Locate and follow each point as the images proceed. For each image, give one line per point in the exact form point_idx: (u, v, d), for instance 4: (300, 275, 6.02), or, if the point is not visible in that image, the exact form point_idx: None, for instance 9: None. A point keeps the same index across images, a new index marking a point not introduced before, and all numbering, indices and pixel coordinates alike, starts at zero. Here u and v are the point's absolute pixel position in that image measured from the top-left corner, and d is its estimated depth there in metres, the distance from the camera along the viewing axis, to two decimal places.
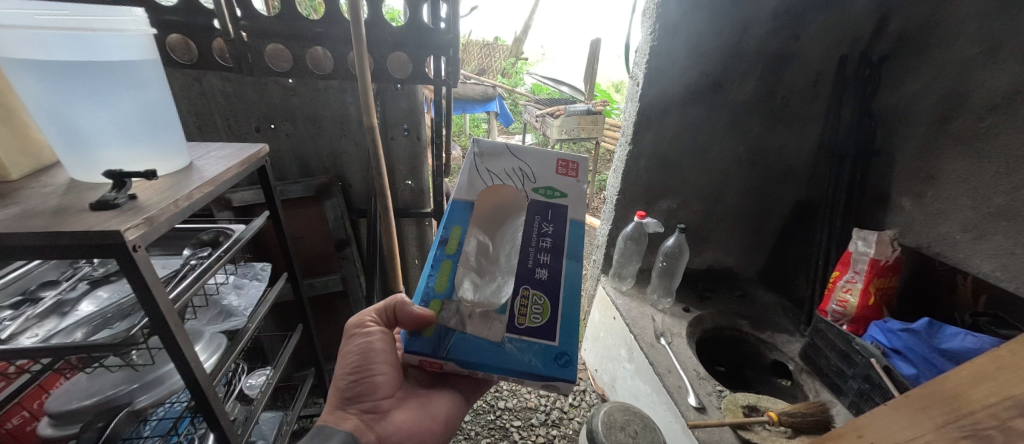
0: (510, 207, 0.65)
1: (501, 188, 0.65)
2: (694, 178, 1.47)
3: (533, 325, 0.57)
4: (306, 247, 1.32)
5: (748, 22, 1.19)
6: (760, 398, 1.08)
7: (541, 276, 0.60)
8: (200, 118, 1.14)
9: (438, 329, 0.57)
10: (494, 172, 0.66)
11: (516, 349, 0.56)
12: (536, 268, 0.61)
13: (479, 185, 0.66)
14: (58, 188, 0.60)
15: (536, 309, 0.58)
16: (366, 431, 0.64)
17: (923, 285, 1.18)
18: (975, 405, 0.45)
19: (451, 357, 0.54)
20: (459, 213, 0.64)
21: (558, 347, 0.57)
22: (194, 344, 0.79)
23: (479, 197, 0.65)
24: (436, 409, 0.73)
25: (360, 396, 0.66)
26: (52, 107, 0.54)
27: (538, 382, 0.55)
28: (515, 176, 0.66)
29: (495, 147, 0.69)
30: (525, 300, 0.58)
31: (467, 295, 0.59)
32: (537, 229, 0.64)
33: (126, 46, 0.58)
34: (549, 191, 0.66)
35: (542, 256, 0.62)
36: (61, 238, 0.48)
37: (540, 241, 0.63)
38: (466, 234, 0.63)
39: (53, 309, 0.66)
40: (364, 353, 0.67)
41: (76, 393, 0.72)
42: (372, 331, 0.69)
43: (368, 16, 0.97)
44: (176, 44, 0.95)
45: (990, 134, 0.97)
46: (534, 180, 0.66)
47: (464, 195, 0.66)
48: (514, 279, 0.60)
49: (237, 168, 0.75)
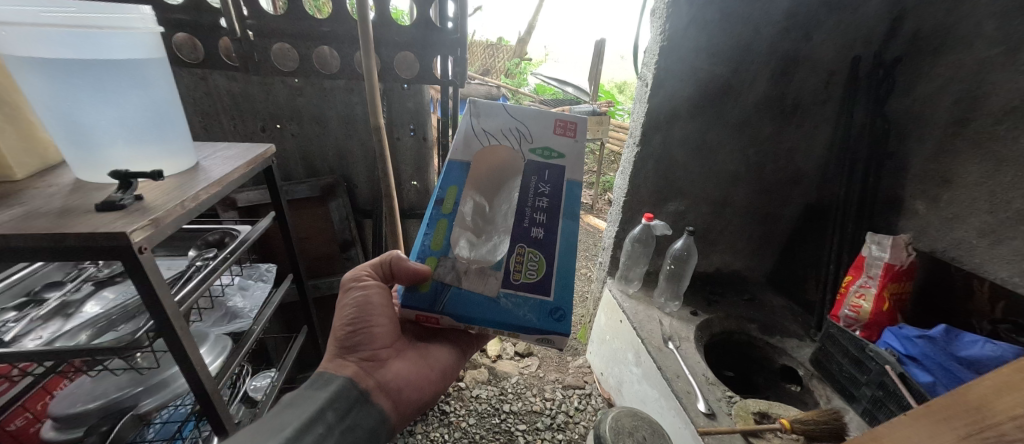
0: (506, 168, 0.62)
1: (497, 149, 0.62)
2: (702, 181, 1.45)
3: (528, 280, 0.58)
4: (311, 247, 1.31)
5: (760, 22, 1.18)
6: (771, 405, 1.06)
7: (537, 235, 0.59)
8: (206, 117, 1.13)
9: (434, 284, 0.58)
10: (490, 133, 0.62)
11: (511, 304, 0.57)
12: (531, 227, 0.60)
13: (475, 146, 0.62)
14: (64, 188, 0.59)
15: (531, 266, 0.58)
16: (364, 377, 0.62)
17: (936, 288, 1.16)
18: (1002, 415, 0.43)
19: (447, 311, 0.56)
20: (455, 174, 0.61)
21: (552, 302, 0.58)
22: (199, 346, 0.77)
23: (475, 158, 0.62)
24: (433, 360, 0.73)
25: (358, 345, 0.65)
26: (58, 106, 0.54)
27: (533, 336, 0.57)
28: (513, 136, 0.62)
29: (492, 107, 0.63)
30: (520, 257, 0.58)
31: (463, 253, 0.59)
32: (534, 189, 0.61)
33: (132, 44, 0.57)
34: (547, 152, 0.62)
35: (537, 216, 0.60)
36: (66, 240, 0.47)
37: (537, 201, 0.61)
38: (462, 194, 0.61)
39: (57, 310, 0.65)
40: (362, 306, 0.66)
41: (80, 396, 0.71)
42: (368, 284, 0.68)
43: (376, 16, 0.96)
44: (183, 43, 0.95)
45: (1010, 137, 0.95)
46: (531, 140, 0.62)
47: (461, 156, 0.62)
48: (510, 238, 0.59)
49: (243, 169, 0.73)
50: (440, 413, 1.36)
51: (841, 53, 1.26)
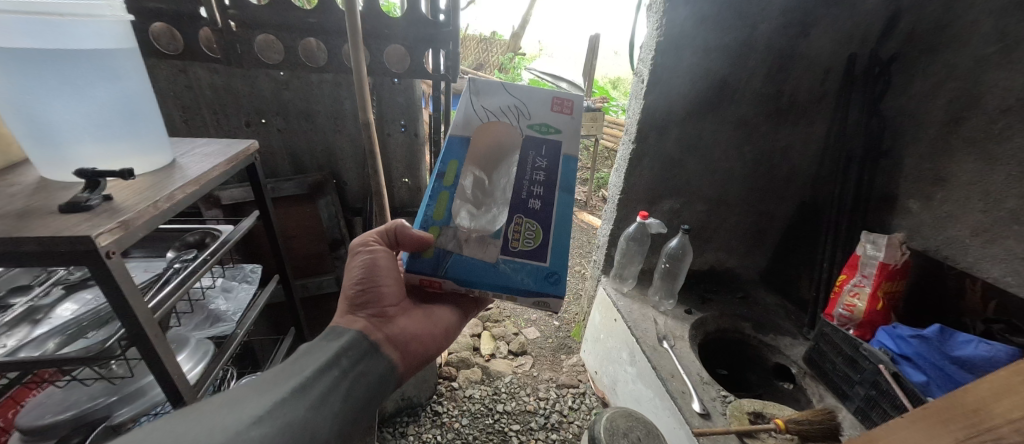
0: (506, 143, 0.59)
1: (496, 125, 0.59)
2: (698, 178, 1.44)
3: (529, 246, 0.57)
4: (298, 246, 1.27)
5: (758, 17, 1.16)
6: (766, 405, 1.06)
7: (535, 206, 0.58)
8: (186, 111, 1.08)
9: (437, 251, 0.57)
10: (489, 110, 0.60)
11: (510, 269, 0.56)
12: (529, 198, 0.58)
13: (475, 122, 0.59)
14: (26, 188, 0.55)
15: (529, 234, 0.57)
16: (374, 331, 0.59)
17: (929, 287, 1.15)
18: (999, 418, 0.41)
19: (449, 275, 0.56)
20: (456, 148, 0.59)
21: (549, 267, 0.57)
22: (178, 352, 0.74)
23: (476, 133, 0.59)
24: (440, 319, 0.70)
25: (369, 302, 0.62)
26: (16, 100, 0.49)
27: (528, 298, 0.56)
28: (511, 113, 0.60)
29: (491, 84, 0.61)
30: (518, 226, 0.57)
31: (464, 223, 0.57)
32: (531, 164, 0.59)
33: (98, 33, 0.53)
34: (543, 127, 0.60)
35: (535, 189, 0.58)
36: (25, 244, 0.43)
37: (535, 174, 0.58)
38: (463, 168, 0.58)
39: (25, 315, 0.62)
40: (370, 267, 0.64)
41: (50, 407, 0.67)
42: (376, 249, 0.66)
43: (365, 7, 0.92)
44: (161, 33, 0.90)
45: (1005, 136, 0.95)
46: (529, 117, 0.60)
47: (460, 131, 0.59)
48: (508, 207, 0.57)
49: (223, 167, 0.70)
50: (433, 414, 1.34)
51: (839, 50, 1.25)
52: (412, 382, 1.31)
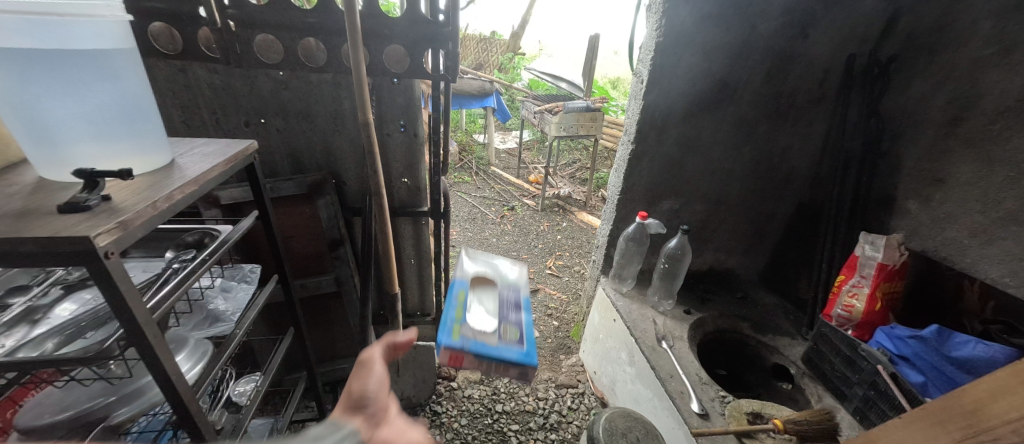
0: (487, 284, 0.75)
1: (480, 279, 0.76)
2: (697, 178, 1.44)
3: (514, 338, 0.62)
4: (297, 246, 1.27)
5: (757, 18, 1.16)
6: (764, 405, 1.06)
7: (512, 320, 0.66)
8: (186, 111, 1.08)
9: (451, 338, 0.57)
10: (471, 265, 0.79)
11: (503, 347, 0.59)
12: (508, 316, 0.66)
13: (468, 275, 0.76)
14: (24, 188, 0.55)
15: (512, 333, 0.63)
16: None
17: (926, 288, 1.18)
18: (996, 419, 0.41)
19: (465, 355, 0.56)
20: (457, 288, 0.71)
21: (527, 349, 0.60)
22: (177, 353, 0.74)
23: (469, 278, 0.75)
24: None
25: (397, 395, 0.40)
26: (15, 99, 0.49)
27: (517, 371, 0.57)
28: (487, 267, 0.79)
29: (474, 257, 0.82)
30: (505, 331, 0.63)
31: (468, 329, 0.61)
32: (503, 303, 0.70)
33: (97, 33, 0.53)
34: (506, 278, 0.78)
35: (508, 313, 0.68)
36: (23, 244, 0.43)
37: (506, 312, 0.68)
38: (464, 297, 0.69)
39: (23, 315, 0.61)
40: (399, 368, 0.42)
41: (49, 407, 0.67)
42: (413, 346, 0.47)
43: (364, 8, 0.92)
44: (160, 33, 0.91)
45: (1003, 137, 0.96)
46: (492, 263, 0.81)
47: (459, 276, 0.74)
48: (495, 321, 0.65)
49: (222, 167, 0.70)
50: (432, 414, 1.34)
51: (837, 51, 1.26)
52: (411, 382, 1.31)
